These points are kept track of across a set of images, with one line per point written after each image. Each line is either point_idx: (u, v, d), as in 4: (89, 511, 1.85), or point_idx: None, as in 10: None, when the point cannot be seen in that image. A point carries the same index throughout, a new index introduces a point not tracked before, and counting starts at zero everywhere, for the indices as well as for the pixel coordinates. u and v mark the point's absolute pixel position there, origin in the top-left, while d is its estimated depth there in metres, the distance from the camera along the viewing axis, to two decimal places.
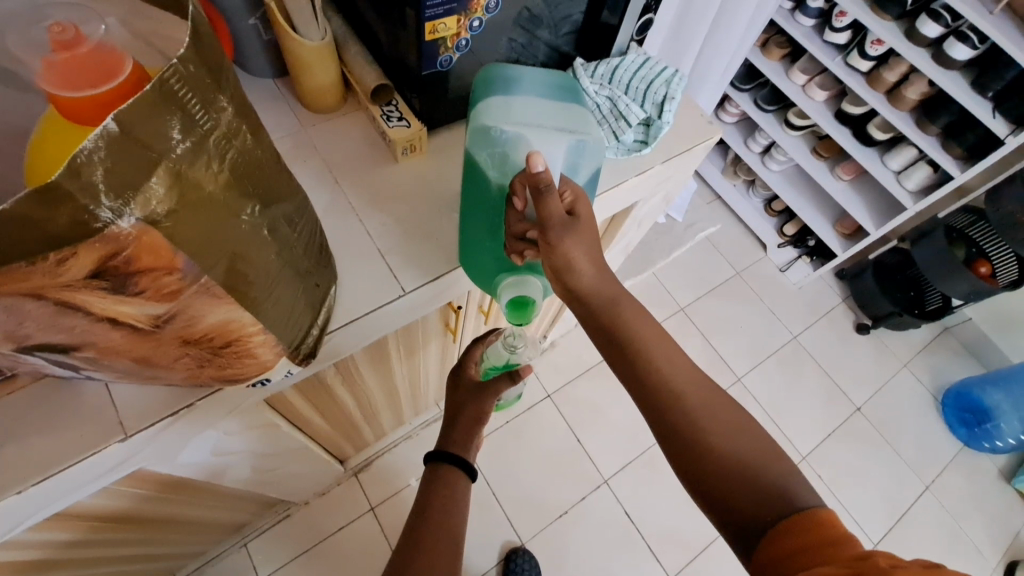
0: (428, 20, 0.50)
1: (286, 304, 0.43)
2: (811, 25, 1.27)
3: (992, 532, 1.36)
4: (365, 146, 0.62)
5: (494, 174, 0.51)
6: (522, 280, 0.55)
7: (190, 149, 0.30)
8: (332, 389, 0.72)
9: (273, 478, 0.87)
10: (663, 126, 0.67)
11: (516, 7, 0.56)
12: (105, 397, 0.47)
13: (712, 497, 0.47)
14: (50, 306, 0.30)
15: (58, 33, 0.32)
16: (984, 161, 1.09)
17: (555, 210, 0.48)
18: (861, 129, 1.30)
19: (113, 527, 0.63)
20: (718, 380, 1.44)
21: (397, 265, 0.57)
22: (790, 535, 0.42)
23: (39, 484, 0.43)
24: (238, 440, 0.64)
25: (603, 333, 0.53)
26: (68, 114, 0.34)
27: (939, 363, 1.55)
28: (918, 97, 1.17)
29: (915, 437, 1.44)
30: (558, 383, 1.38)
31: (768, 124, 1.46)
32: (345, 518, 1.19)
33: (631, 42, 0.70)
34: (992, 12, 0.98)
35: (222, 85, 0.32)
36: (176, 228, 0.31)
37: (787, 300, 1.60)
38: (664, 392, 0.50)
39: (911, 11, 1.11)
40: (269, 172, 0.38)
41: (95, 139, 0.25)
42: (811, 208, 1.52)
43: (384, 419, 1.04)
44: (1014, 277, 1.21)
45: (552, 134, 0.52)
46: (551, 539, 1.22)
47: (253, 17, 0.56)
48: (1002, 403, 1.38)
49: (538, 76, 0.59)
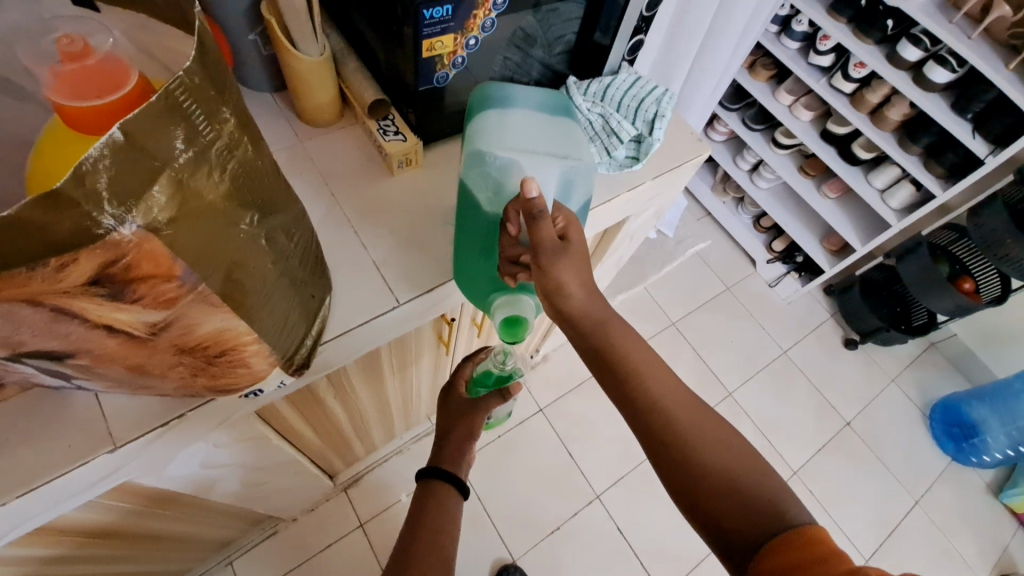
0: (425, 37, 0.52)
1: (280, 314, 0.43)
2: (797, 48, 1.30)
3: (982, 547, 1.37)
4: (361, 159, 0.63)
5: (487, 200, 0.52)
6: (515, 299, 0.55)
7: (193, 158, 0.30)
8: (323, 402, 0.72)
9: (260, 493, 0.86)
10: (653, 143, 0.68)
11: (511, 27, 0.58)
12: (95, 407, 0.47)
13: (702, 515, 0.47)
14: (46, 312, 0.31)
15: (67, 45, 0.33)
16: (965, 180, 1.12)
17: (548, 236, 0.48)
18: (845, 148, 1.33)
19: (96, 543, 0.62)
20: (707, 397, 1.45)
21: (393, 277, 0.57)
22: (781, 553, 0.42)
23: (25, 496, 0.43)
24: (228, 451, 0.63)
25: (592, 354, 0.53)
26: (75, 123, 0.34)
27: (926, 379, 1.57)
28: (900, 118, 1.20)
29: (905, 452, 1.46)
30: (550, 398, 1.38)
31: (756, 142, 1.49)
32: (333, 536, 1.17)
33: (623, 62, 0.71)
34: (970, 37, 1.01)
35: (225, 97, 0.32)
36: (177, 237, 0.31)
37: (777, 314, 1.62)
38: (653, 411, 0.50)
39: (891, 35, 1.14)
40: (269, 183, 0.39)
41: (101, 147, 0.26)
42: (800, 225, 1.55)
43: (374, 432, 1.03)
44: (996, 293, 1.25)
45: (545, 160, 0.53)
46: (543, 557, 1.21)
47: (252, 33, 0.57)
48: (988, 417, 1.39)
49: (531, 96, 0.61)
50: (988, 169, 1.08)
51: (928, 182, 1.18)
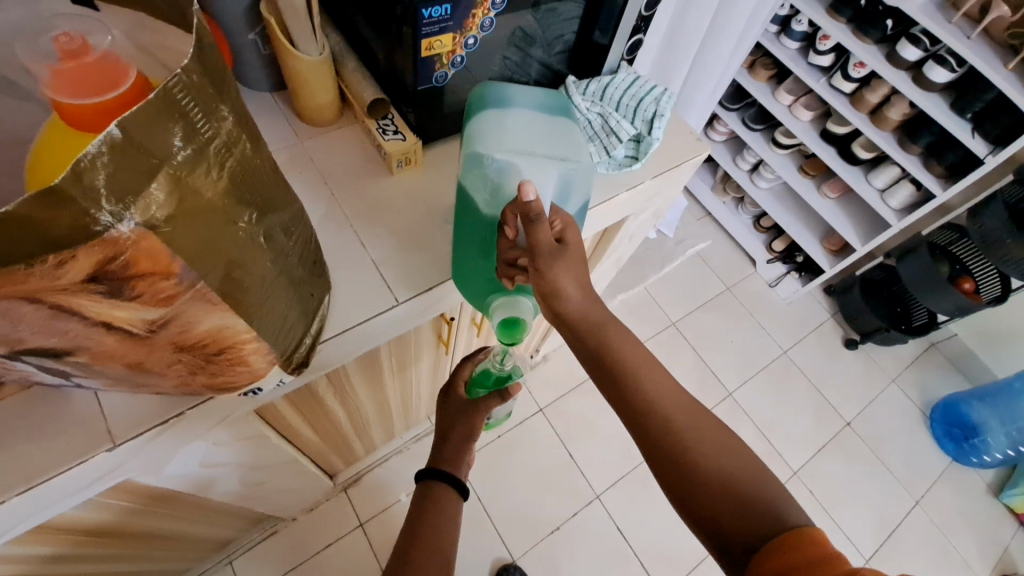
0: (424, 37, 0.52)
1: (278, 313, 0.43)
2: (797, 48, 1.30)
3: (982, 547, 1.36)
4: (360, 158, 0.63)
5: (485, 201, 0.52)
6: (513, 301, 0.55)
7: (191, 156, 0.30)
8: (322, 401, 0.72)
9: (260, 492, 0.86)
10: (652, 142, 0.68)
11: (510, 26, 0.58)
12: (94, 405, 0.47)
13: (701, 517, 0.47)
14: (45, 309, 0.31)
15: (66, 43, 0.33)
16: (965, 180, 1.12)
17: (545, 239, 0.48)
18: (845, 148, 1.33)
19: (96, 541, 0.63)
20: (707, 397, 1.44)
21: (391, 276, 0.57)
22: (779, 554, 0.42)
23: (24, 493, 0.43)
24: (227, 450, 0.63)
25: (590, 356, 0.53)
26: (73, 121, 0.35)
27: (926, 379, 1.57)
28: (899, 118, 1.20)
29: (905, 452, 1.45)
30: (549, 398, 1.38)
31: (756, 142, 1.49)
32: (333, 536, 1.17)
33: (621, 61, 0.71)
34: (970, 37, 1.01)
35: (223, 96, 0.32)
36: (175, 234, 0.31)
37: (777, 314, 1.62)
38: (651, 414, 0.50)
39: (891, 35, 1.14)
40: (267, 182, 0.39)
41: (99, 144, 0.26)
42: (800, 225, 1.55)
43: (374, 432, 1.03)
44: (997, 293, 1.25)
45: (543, 161, 0.53)
46: (543, 556, 1.21)
47: (252, 32, 0.58)
48: (989, 418, 1.39)
49: (530, 96, 0.61)
50: (988, 169, 1.08)
51: (927, 182, 1.18)
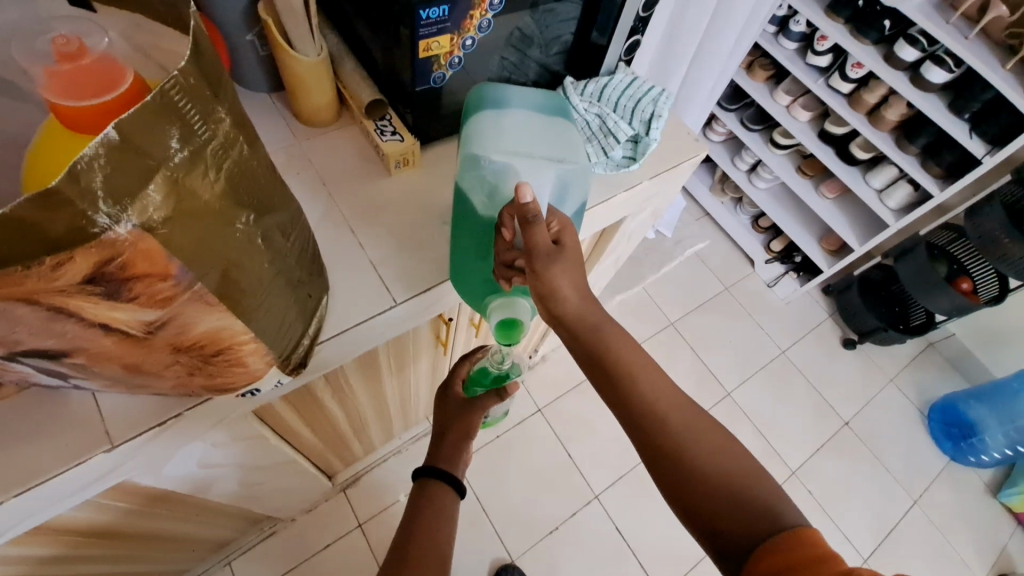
0: (422, 38, 0.52)
1: (276, 314, 0.43)
2: (795, 48, 1.30)
3: (980, 547, 1.37)
4: (358, 159, 0.63)
5: (483, 202, 0.53)
6: (510, 302, 0.55)
7: (188, 158, 0.30)
8: (321, 401, 0.72)
9: (258, 493, 0.86)
10: (650, 143, 0.68)
11: (508, 28, 0.58)
12: (92, 406, 0.47)
13: (698, 517, 0.48)
14: (43, 311, 0.31)
15: (63, 45, 0.33)
16: (963, 180, 1.12)
17: (542, 240, 0.48)
18: (843, 148, 1.34)
19: (94, 542, 0.63)
20: (706, 397, 1.45)
21: (390, 277, 0.57)
22: (775, 554, 0.43)
23: (22, 494, 0.43)
24: (225, 451, 0.63)
25: (587, 357, 0.53)
26: (70, 122, 0.35)
27: (924, 379, 1.57)
28: (897, 118, 1.20)
29: (903, 452, 1.46)
30: (548, 398, 1.38)
31: (754, 142, 1.49)
32: (332, 536, 1.17)
33: (619, 62, 0.71)
34: (968, 37, 1.02)
35: (221, 97, 0.32)
36: (173, 236, 0.31)
37: (775, 314, 1.62)
38: (647, 415, 0.51)
39: (889, 35, 1.14)
40: (265, 183, 0.39)
41: (96, 146, 0.26)
42: (798, 225, 1.55)
43: (372, 432, 1.03)
44: (994, 292, 1.24)
45: (541, 162, 0.53)
46: (542, 556, 1.21)
47: (250, 33, 0.58)
48: (987, 416, 1.40)
49: (528, 96, 0.61)
50: (986, 169, 1.08)
51: (925, 182, 1.18)
